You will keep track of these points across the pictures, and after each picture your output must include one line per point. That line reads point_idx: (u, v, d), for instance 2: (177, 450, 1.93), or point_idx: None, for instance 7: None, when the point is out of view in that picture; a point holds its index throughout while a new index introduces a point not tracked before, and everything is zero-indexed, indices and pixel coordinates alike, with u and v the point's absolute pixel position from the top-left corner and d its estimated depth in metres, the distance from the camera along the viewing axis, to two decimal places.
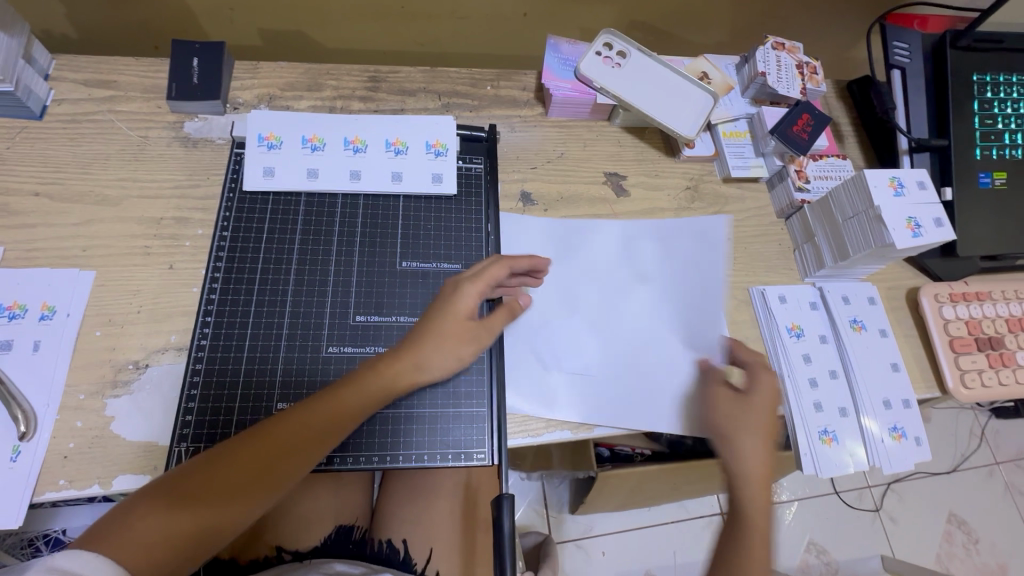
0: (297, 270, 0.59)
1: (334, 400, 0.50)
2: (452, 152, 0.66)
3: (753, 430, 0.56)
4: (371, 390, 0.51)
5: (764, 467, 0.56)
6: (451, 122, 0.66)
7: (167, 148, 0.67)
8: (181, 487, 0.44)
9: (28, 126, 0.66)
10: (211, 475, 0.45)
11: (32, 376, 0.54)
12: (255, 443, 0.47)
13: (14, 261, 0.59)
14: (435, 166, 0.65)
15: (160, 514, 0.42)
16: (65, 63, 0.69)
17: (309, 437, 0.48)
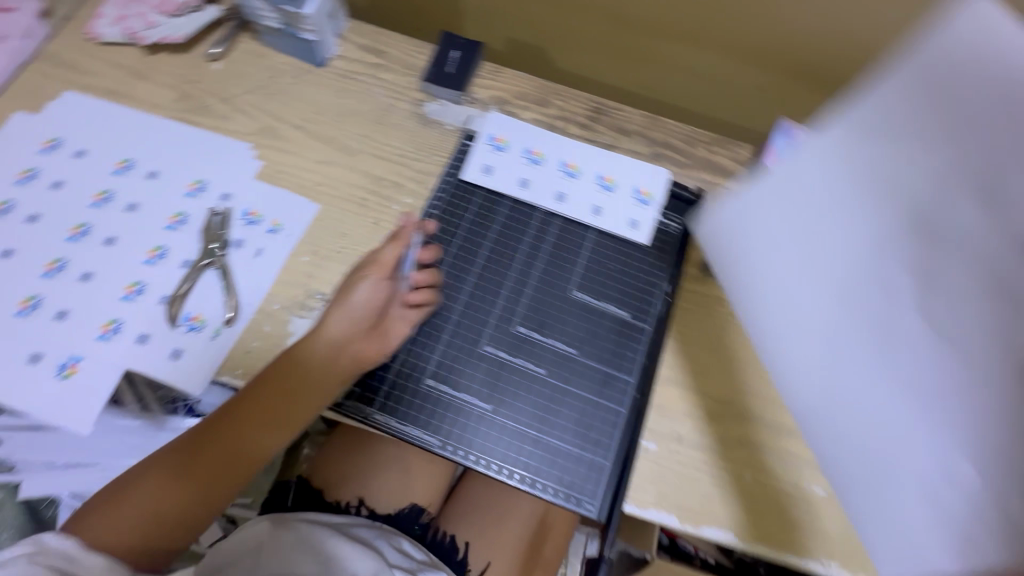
0: (482, 266, 0.62)
1: (249, 399, 0.56)
2: (656, 204, 0.66)
3: None
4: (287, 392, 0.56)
5: None
6: (665, 177, 0.67)
7: (406, 120, 0.75)
8: (170, 464, 0.55)
9: (310, 70, 0.77)
10: (193, 466, 0.55)
11: (248, 275, 0.63)
12: (208, 437, 0.56)
13: (264, 176, 0.70)
14: (636, 213, 0.66)
15: (169, 487, 0.55)
16: (353, 26, 0.80)
17: (242, 427, 0.56)
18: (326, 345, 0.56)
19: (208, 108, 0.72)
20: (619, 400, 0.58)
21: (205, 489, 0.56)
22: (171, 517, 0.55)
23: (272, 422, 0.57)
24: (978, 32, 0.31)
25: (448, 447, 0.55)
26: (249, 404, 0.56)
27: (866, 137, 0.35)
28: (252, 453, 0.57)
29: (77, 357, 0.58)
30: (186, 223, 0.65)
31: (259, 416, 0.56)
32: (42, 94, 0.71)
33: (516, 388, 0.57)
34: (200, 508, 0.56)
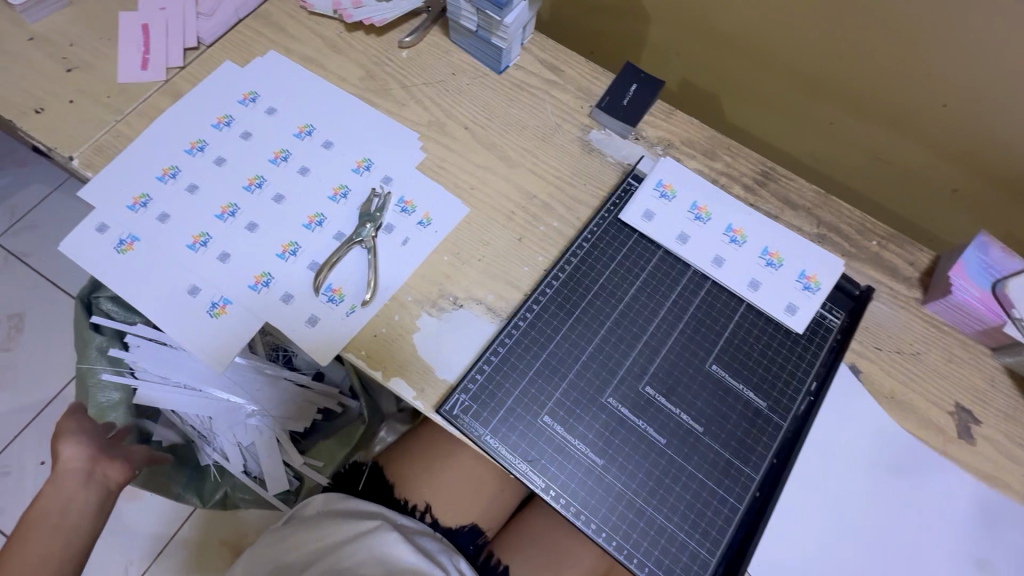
0: (621, 313, 0.60)
1: (60, 480, 0.63)
2: (822, 294, 0.61)
3: None
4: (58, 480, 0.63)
5: None
6: (838, 268, 0.62)
7: (569, 143, 0.74)
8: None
9: (488, 75, 0.78)
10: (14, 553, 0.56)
11: (391, 262, 0.65)
12: (22, 529, 0.59)
13: (425, 168, 0.71)
14: (796, 297, 0.61)
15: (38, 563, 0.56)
16: (538, 39, 0.80)
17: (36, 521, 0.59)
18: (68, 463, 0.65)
19: (388, 92, 0.75)
20: (739, 495, 0.53)
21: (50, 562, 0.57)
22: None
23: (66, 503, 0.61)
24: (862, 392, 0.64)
25: (550, 491, 0.53)
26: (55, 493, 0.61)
27: (847, 436, 0.62)
28: (76, 524, 0.61)
29: (226, 300, 0.62)
30: (347, 198, 0.68)
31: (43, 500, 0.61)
32: (249, 49, 0.76)
33: (631, 450, 0.54)
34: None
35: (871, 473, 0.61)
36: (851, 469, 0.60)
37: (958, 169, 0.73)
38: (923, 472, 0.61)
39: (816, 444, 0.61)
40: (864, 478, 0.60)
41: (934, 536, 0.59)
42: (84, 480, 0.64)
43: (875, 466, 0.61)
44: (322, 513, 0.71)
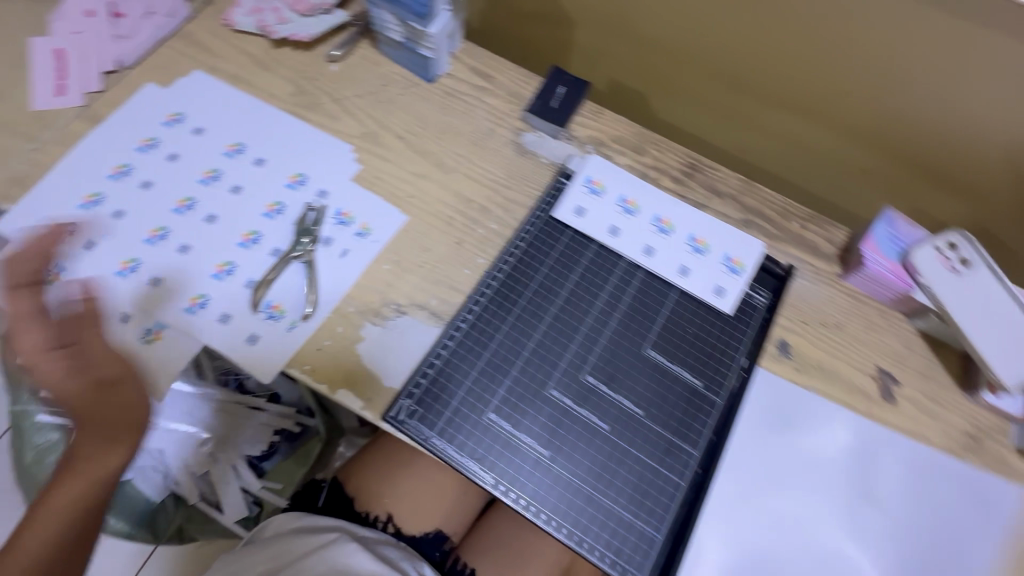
0: (559, 307, 0.61)
1: (97, 343, 0.55)
2: (747, 275, 0.64)
3: None
4: (85, 378, 0.54)
5: None
6: (760, 249, 0.65)
7: (503, 147, 0.76)
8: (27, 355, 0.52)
9: (420, 84, 0.79)
10: (75, 469, 0.54)
11: (330, 274, 0.65)
12: (78, 472, 0.54)
13: (361, 180, 0.71)
14: (723, 280, 0.64)
15: (27, 544, 0.53)
16: (467, 48, 0.82)
17: (79, 375, 0.53)
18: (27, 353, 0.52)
19: (319, 106, 0.75)
20: (680, 472, 0.56)
21: (59, 531, 0.54)
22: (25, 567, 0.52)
23: (111, 431, 0.55)
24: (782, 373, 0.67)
25: (500, 487, 0.54)
26: (89, 354, 0.55)
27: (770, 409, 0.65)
28: (94, 477, 0.55)
29: (161, 325, 0.61)
30: (283, 213, 0.67)
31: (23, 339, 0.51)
32: (172, 70, 0.75)
33: (576, 439, 0.56)
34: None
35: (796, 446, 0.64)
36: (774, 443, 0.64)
37: (865, 150, 0.79)
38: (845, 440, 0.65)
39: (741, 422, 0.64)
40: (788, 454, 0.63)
41: (867, 495, 0.63)
42: (128, 426, 0.56)
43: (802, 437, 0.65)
44: (278, 534, 0.69)
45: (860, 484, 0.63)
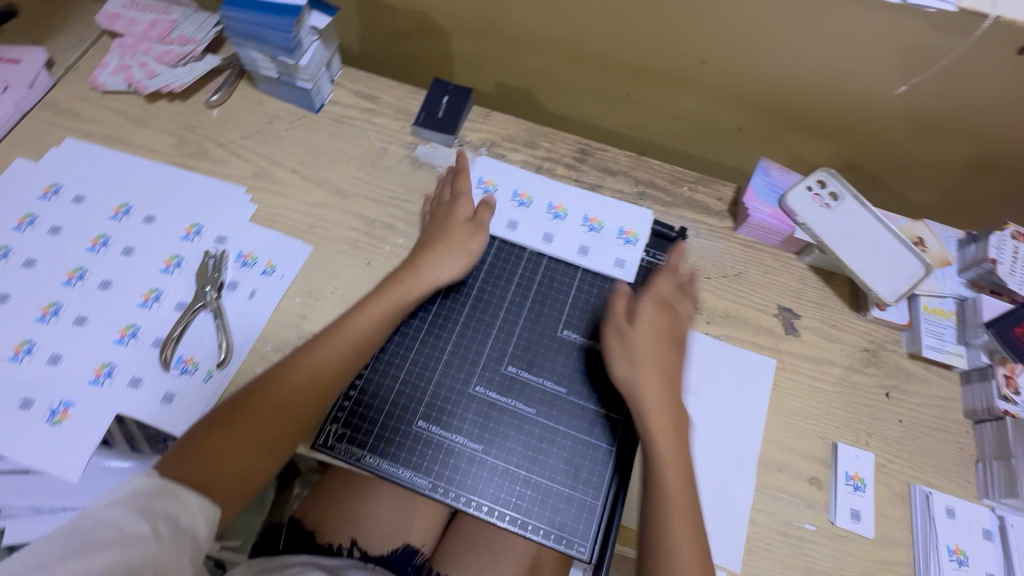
0: (471, 306, 0.64)
1: (359, 320, 0.57)
2: (641, 244, 0.68)
3: (644, 363, 0.57)
4: (398, 293, 0.59)
5: (661, 396, 0.56)
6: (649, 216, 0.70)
7: (398, 163, 0.77)
8: (434, 254, 0.62)
9: (306, 116, 0.79)
10: (270, 391, 0.53)
11: (240, 317, 0.64)
12: (326, 345, 0.56)
13: (259, 219, 0.71)
14: (621, 252, 0.68)
15: (207, 441, 0.50)
16: (348, 73, 0.83)
17: (412, 290, 0.60)
18: (434, 272, 0.61)
19: (205, 153, 0.75)
20: (609, 439, 0.59)
21: (240, 449, 0.50)
22: (203, 470, 0.49)
23: (320, 379, 0.54)
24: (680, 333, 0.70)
25: (439, 489, 0.55)
26: (370, 306, 0.58)
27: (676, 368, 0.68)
28: (285, 403, 0.53)
29: (67, 402, 0.59)
30: (181, 266, 0.66)
31: (442, 257, 0.62)
32: (42, 142, 0.73)
33: (506, 428, 0.58)
34: (227, 500, 0.49)
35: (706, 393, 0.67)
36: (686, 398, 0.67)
37: (735, 110, 0.85)
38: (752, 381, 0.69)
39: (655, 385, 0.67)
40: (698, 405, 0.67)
41: (791, 424, 0.67)
42: (342, 352, 0.56)
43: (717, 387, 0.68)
44: None
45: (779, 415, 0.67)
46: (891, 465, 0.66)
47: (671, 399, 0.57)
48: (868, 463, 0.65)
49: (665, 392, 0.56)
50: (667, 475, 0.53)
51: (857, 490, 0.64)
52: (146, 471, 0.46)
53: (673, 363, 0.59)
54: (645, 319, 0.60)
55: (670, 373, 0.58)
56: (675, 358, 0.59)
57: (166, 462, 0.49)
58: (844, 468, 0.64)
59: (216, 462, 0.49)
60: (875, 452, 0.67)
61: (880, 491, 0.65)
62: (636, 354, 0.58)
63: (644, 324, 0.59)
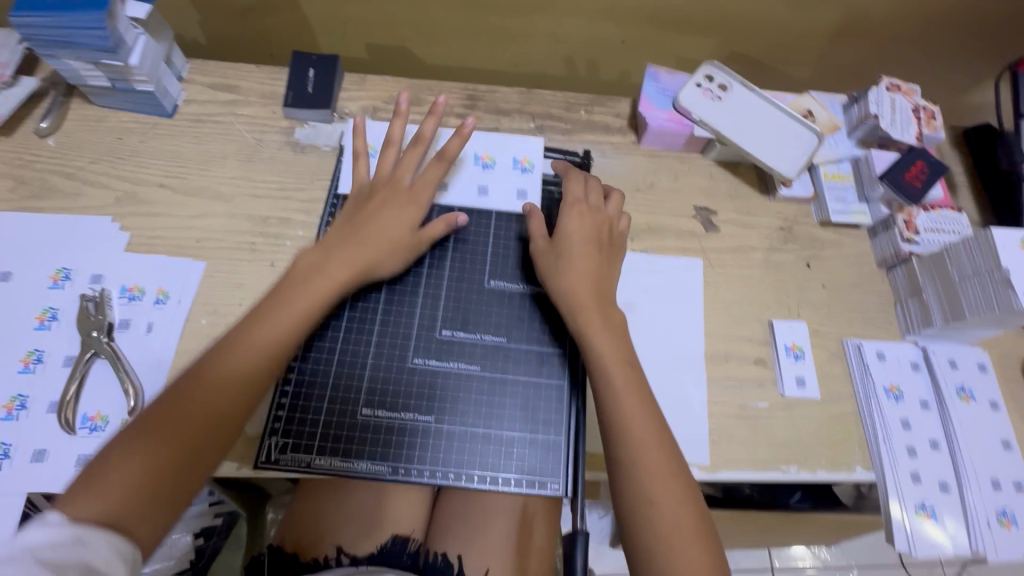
0: (390, 279, 0.60)
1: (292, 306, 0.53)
2: (538, 169, 0.69)
3: (566, 260, 0.59)
4: (337, 272, 0.55)
5: (590, 284, 0.58)
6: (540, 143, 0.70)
7: (278, 152, 0.71)
8: (374, 239, 0.57)
9: (161, 123, 0.71)
10: (201, 397, 0.47)
11: (144, 356, 0.59)
12: (257, 336, 0.51)
13: (136, 246, 0.64)
14: (519, 181, 0.68)
15: (127, 460, 0.43)
16: (196, 67, 0.75)
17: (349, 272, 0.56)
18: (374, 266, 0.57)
19: (52, 189, 0.66)
20: (559, 374, 0.58)
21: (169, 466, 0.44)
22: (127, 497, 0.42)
23: (259, 376, 0.50)
24: None
25: (401, 470, 0.53)
26: (308, 285, 0.54)
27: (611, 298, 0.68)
28: (220, 406, 0.48)
29: None
30: (58, 318, 0.59)
31: (387, 250, 0.58)
32: None
33: (455, 392, 0.56)
34: (153, 531, 0.43)
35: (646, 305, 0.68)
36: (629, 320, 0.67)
37: (614, 22, 0.83)
38: (686, 286, 0.70)
39: None
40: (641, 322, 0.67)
41: (728, 315, 0.69)
42: (277, 341, 0.51)
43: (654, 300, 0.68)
44: None
45: (714, 310, 0.69)
46: (823, 328, 0.70)
47: (599, 300, 0.58)
48: (802, 331, 0.69)
49: (593, 292, 0.58)
50: (614, 376, 0.54)
51: (797, 358, 0.67)
52: (40, 520, 0.38)
53: (605, 266, 0.60)
54: (564, 234, 0.61)
55: (603, 274, 0.60)
56: (605, 261, 0.60)
57: (76, 498, 0.41)
58: (782, 341, 0.68)
59: (141, 487, 0.43)
60: (807, 319, 0.70)
61: (818, 354, 0.68)
62: (564, 252, 0.60)
63: (568, 230, 0.61)
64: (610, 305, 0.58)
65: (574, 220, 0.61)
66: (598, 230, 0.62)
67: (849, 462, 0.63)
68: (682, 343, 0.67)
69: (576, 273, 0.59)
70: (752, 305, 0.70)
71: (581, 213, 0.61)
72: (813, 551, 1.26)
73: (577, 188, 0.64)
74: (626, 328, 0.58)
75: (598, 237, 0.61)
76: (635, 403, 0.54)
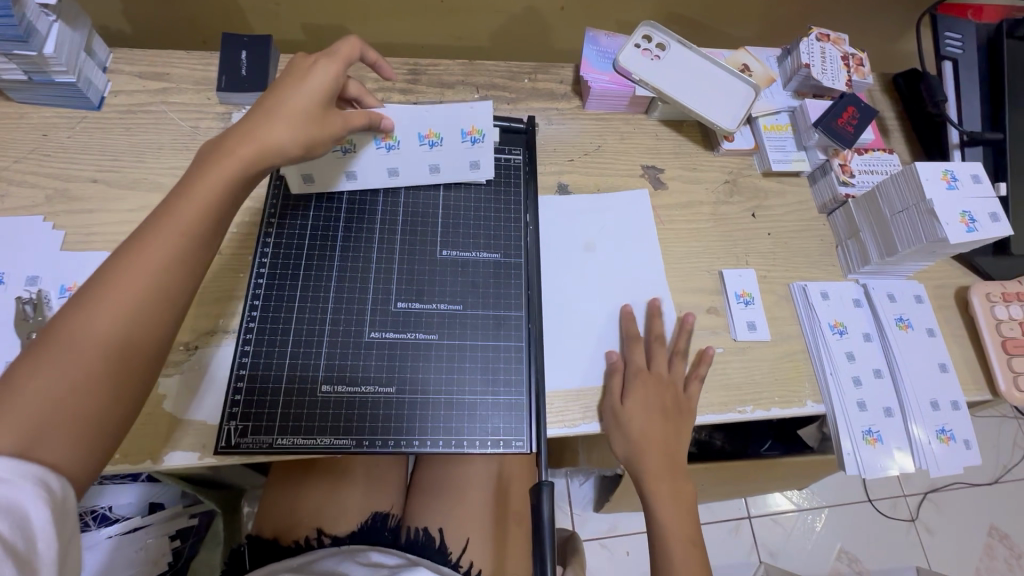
0: (341, 256, 0.60)
1: (196, 197, 0.48)
2: (490, 138, 0.62)
3: (637, 430, 0.61)
4: (238, 157, 0.50)
5: (659, 443, 0.62)
6: (488, 106, 0.60)
7: (216, 138, 0.69)
8: (281, 120, 0.52)
9: (88, 116, 0.68)
10: (109, 301, 0.43)
11: None
12: (160, 234, 0.46)
13: (73, 244, 0.62)
14: (472, 154, 0.63)
15: (38, 382, 0.39)
16: (122, 56, 0.72)
17: (254, 155, 0.50)
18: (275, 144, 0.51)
19: None
20: (515, 337, 0.60)
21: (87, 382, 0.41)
22: (43, 422, 0.38)
23: (177, 272, 0.46)
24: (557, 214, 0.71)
25: (365, 442, 0.53)
26: (211, 173, 0.49)
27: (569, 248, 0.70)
28: (132, 311, 0.43)
29: None
30: None
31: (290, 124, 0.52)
32: None
33: (414, 361, 0.57)
34: (83, 458, 0.40)
35: (600, 261, 0.69)
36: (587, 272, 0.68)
37: None
38: (640, 244, 0.71)
39: (554, 256, 0.68)
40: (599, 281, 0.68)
41: (681, 268, 0.71)
42: (185, 235, 0.46)
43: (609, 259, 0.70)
44: None
45: (668, 264, 0.71)
46: (770, 274, 0.73)
47: (669, 470, 0.62)
48: (751, 279, 0.71)
49: (662, 462, 0.62)
50: (662, 520, 0.61)
51: (748, 304, 0.69)
52: None
53: (674, 432, 0.63)
54: (634, 408, 0.61)
55: (670, 439, 0.62)
56: (672, 432, 0.62)
57: None
58: (733, 289, 0.70)
59: (54, 414, 0.39)
60: (755, 267, 0.73)
61: (767, 299, 0.71)
62: (631, 425, 0.61)
63: (636, 403, 0.61)
64: (675, 474, 0.62)
65: (639, 388, 0.62)
66: (667, 396, 0.62)
67: (801, 398, 0.66)
68: (639, 298, 0.68)
69: (647, 441, 0.61)
70: (703, 258, 0.72)
71: (648, 382, 0.62)
72: (788, 496, 1.32)
73: (641, 356, 0.63)
74: (692, 497, 0.63)
75: (665, 406, 0.63)
76: (688, 545, 0.60)
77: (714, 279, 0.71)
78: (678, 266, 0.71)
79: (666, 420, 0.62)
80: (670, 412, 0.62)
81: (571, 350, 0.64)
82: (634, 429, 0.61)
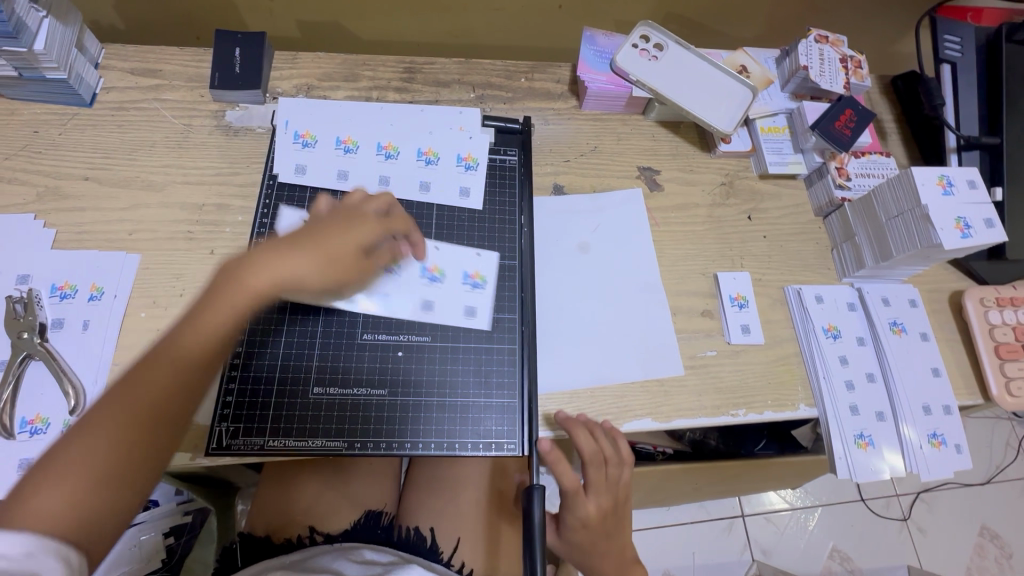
0: None
1: (222, 305, 0.45)
2: (482, 167, 0.67)
3: (578, 552, 0.63)
4: (266, 281, 0.47)
5: (606, 557, 0.63)
6: (485, 139, 0.68)
7: (209, 137, 0.69)
8: (309, 255, 0.49)
9: (80, 113, 0.68)
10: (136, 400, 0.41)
11: (82, 353, 0.57)
12: (187, 337, 0.44)
13: (64, 243, 0.61)
14: (471, 299, 0.61)
15: (62, 480, 0.38)
16: (114, 52, 0.71)
17: (280, 286, 0.48)
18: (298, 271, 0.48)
19: None
20: (508, 339, 0.60)
21: (98, 491, 0.39)
22: (51, 529, 0.37)
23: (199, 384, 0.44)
24: (552, 214, 0.71)
25: (357, 445, 0.53)
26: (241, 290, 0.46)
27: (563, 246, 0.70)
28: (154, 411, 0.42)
29: None
30: None
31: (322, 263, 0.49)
32: None
33: (407, 365, 0.57)
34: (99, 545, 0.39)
35: (594, 262, 0.69)
36: (582, 273, 0.68)
37: None
38: (636, 245, 0.71)
39: (547, 257, 0.69)
40: (593, 282, 0.68)
41: (675, 271, 0.71)
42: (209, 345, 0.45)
43: (604, 261, 0.70)
44: None
45: (663, 266, 0.71)
46: (765, 277, 0.73)
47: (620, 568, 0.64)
48: (745, 282, 0.71)
49: (613, 564, 0.63)
50: None
51: (742, 308, 0.69)
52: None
53: (623, 535, 0.63)
54: (570, 534, 0.62)
55: (620, 541, 0.63)
56: (616, 538, 0.62)
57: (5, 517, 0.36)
58: (727, 292, 0.70)
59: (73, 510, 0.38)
60: (750, 270, 0.73)
61: (761, 302, 0.71)
62: (571, 548, 0.63)
63: (573, 535, 0.62)
64: (628, 565, 0.64)
65: (573, 526, 0.61)
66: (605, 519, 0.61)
67: (793, 401, 0.67)
68: (634, 301, 0.68)
69: (588, 556, 0.63)
70: (698, 260, 0.72)
71: (579, 523, 0.60)
72: (781, 495, 1.33)
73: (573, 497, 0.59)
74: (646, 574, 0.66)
75: (605, 525, 0.61)
76: None
77: (709, 282, 0.71)
78: (673, 268, 0.71)
79: (610, 532, 0.62)
80: (611, 526, 0.62)
81: (565, 351, 0.64)
82: (575, 550, 0.63)
